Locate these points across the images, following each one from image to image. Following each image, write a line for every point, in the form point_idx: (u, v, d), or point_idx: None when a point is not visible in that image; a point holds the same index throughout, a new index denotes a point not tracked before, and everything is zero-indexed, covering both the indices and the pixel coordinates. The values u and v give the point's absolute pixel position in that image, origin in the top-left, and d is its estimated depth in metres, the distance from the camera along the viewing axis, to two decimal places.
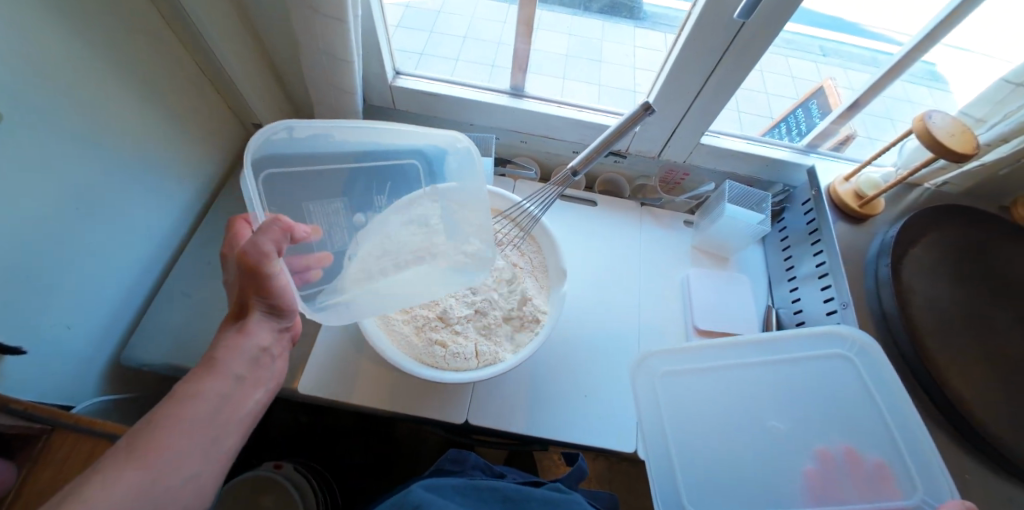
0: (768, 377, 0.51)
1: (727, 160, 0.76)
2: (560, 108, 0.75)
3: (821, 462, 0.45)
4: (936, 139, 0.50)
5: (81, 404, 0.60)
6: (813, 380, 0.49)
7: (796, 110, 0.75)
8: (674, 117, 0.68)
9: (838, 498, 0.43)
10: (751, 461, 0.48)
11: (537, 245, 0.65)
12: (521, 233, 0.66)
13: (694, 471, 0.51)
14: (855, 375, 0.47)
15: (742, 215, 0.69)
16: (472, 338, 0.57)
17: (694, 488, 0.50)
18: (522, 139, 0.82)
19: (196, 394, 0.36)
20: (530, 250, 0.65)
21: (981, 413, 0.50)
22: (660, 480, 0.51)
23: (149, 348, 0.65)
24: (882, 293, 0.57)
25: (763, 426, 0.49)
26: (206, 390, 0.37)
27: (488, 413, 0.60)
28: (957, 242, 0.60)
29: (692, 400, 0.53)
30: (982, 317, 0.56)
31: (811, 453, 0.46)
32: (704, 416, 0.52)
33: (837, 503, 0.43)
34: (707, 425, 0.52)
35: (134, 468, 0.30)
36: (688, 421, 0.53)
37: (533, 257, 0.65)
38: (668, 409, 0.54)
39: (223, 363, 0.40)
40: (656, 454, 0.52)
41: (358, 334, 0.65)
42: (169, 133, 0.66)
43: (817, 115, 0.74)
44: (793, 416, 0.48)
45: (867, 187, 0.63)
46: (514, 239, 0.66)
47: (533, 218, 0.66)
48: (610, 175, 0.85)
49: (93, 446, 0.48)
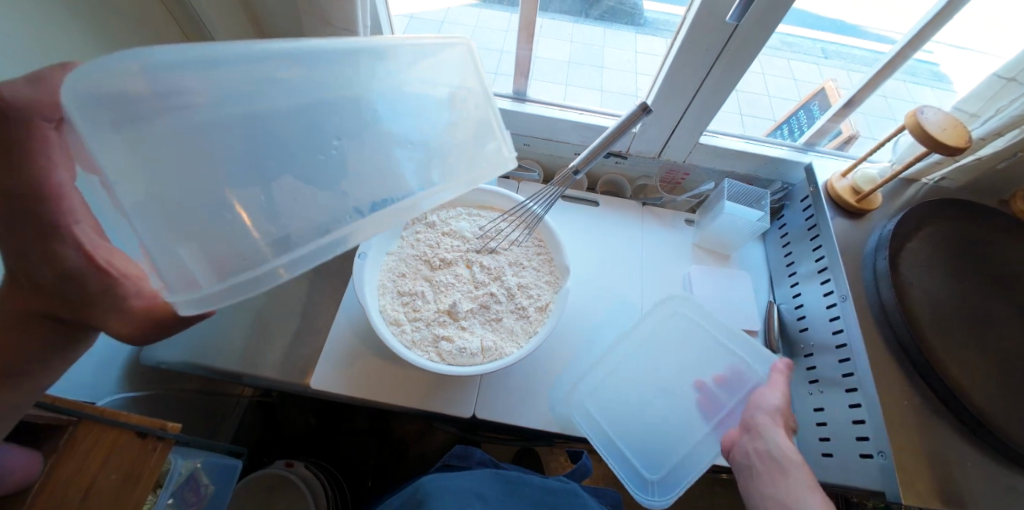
0: (641, 344, 0.66)
1: (726, 159, 0.78)
2: (562, 111, 0.77)
3: (701, 390, 0.62)
4: (927, 133, 0.52)
5: (102, 399, 0.62)
6: (663, 333, 0.66)
7: (797, 111, 0.77)
8: (673, 117, 0.70)
9: (720, 407, 0.60)
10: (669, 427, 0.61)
11: (543, 243, 0.67)
12: (526, 231, 0.68)
13: (646, 453, 0.60)
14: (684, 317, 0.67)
15: (741, 212, 0.71)
16: (475, 332, 0.58)
17: (651, 464, 0.59)
18: (526, 142, 0.84)
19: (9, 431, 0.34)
20: (537, 247, 0.67)
21: (981, 402, 0.51)
22: (624, 468, 0.59)
23: (166, 346, 0.67)
24: (880, 285, 0.58)
25: (666, 394, 0.62)
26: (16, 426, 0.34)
27: (494, 408, 0.61)
28: (954, 236, 0.61)
29: (613, 392, 0.63)
30: (980, 308, 0.57)
31: (693, 387, 0.63)
32: (629, 403, 0.62)
33: (721, 412, 0.60)
34: (633, 409, 0.62)
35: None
36: (620, 410, 0.62)
37: (537, 251, 0.67)
38: (598, 405, 0.62)
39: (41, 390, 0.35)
40: (610, 449, 0.60)
41: (367, 332, 0.67)
42: None
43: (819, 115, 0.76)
44: (677, 371, 0.64)
45: (864, 182, 0.65)
46: (519, 238, 0.67)
47: (537, 218, 0.67)
48: (612, 176, 0.87)
49: (116, 435, 0.48)
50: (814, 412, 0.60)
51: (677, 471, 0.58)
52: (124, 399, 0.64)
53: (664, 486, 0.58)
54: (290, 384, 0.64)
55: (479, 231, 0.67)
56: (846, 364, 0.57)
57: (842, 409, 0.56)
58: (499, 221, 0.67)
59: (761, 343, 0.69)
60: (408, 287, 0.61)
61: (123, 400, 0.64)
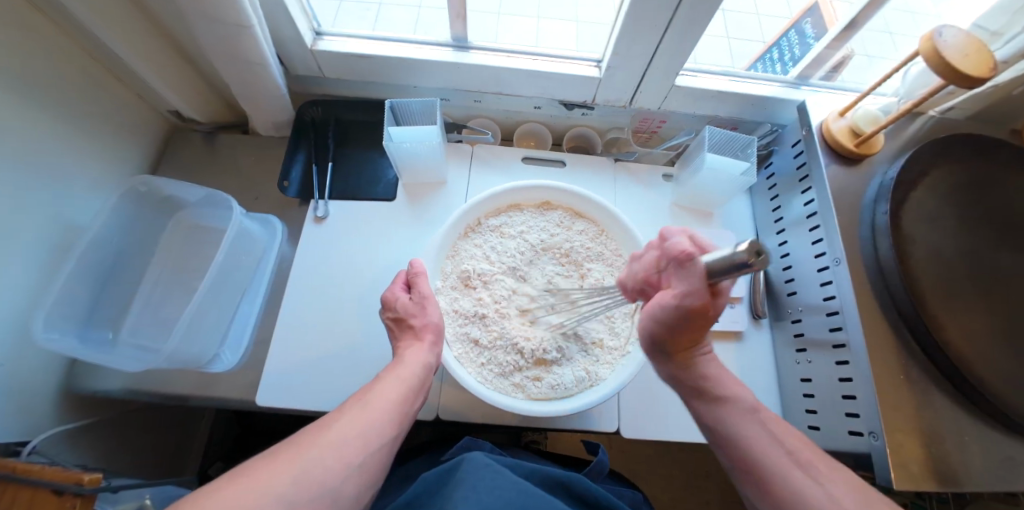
0: None
1: (707, 102, 0.67)
2: (512, 58, 0.65)
3: None
4: (945, 61, 0.42)
5: (40, 437, 0.55)
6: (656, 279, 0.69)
7: (789, 31, 0.65)
8: (643, 56, 0.58)
9: None
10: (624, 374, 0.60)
11: (611, 245, 0.62)
12: (594, 231, 0.62)
13: (614, 400, 0.58)
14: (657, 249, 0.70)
15: (725, 165, 0.62)
16: (544, 361, 0.54)
17: (625, 406, 0.58)
18: (477, 98, 0.72)
19: None
20: (596, 248, 0.61)
21: (983, 371, 0.46)
22: (601, 417, 0.57)
23: (99, 373, 0.60)
24: (878, 243, 0.51)
25: None
26: None
27: (460, 408, 0.57)
28: (963, 179, 0.54)
29: None
30: (985, 261, 0.51)
31: None
32: None
33: None
34: None
35: (288, 460, 0.36)
36: None
37: (597, 255, 0.61)
38: None
39: None
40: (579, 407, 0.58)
41: (314, 337, 0.60)
42: (61, 132, 0.56)
43: (811, 37, 0.63)
44: None
45: (865, 123, 0.55)
46: (578, 235, 0.62)
47: (605, 212, 0.61)
48: (579, 130, 0.77)
49: (31, 493, 0.43)
50: (802, 382, 0.56)
51: (652, 405, 0.58)
52: (63, 432, 0.58)
53: (639, 425, 0.57)
54: (238, 402, 0.58)
55: (530, 240, 0.61)
56: (836, 333, 0.52)
57: (832, 382, 0.52)
58: (562, 221, 0.63)
59: (747, 308, 0.64)
60: (459, 311, 0.56)
61: (58, 434, 0.57)
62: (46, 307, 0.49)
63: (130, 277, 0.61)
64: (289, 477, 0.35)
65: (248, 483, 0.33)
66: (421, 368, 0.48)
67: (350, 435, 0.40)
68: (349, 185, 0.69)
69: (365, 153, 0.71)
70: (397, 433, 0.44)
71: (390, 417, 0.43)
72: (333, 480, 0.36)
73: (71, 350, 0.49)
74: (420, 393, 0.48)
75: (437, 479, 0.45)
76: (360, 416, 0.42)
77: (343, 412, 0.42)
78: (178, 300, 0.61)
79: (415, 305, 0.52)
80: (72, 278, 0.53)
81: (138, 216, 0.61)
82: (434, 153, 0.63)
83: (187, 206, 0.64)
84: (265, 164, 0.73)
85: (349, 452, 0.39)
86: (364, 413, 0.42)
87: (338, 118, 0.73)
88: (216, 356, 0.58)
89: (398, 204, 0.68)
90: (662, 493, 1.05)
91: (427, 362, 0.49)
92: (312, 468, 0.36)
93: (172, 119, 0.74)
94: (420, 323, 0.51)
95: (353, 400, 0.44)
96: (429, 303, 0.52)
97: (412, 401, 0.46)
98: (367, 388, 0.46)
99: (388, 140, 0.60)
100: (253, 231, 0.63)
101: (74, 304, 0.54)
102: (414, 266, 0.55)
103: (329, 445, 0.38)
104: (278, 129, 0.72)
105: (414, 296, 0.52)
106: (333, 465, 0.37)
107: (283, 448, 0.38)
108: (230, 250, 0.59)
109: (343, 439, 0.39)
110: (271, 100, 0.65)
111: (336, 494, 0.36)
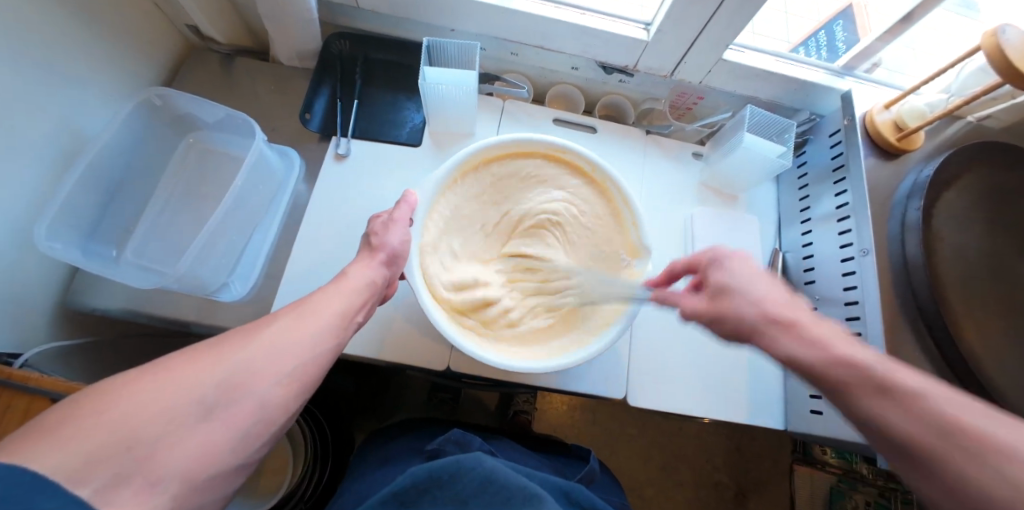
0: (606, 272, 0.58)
1: (749, 81, 0.65)
2: (559, 9, 0.61)
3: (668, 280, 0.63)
4: (1008, 61, 0.41)
5: (32, 350, 0.53)
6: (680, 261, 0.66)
7: (818, 31, 0.64)
8: (698, 22, 0.56)
9: None
10: (638, 345, 0.60)
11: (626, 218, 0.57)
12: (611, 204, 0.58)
13: (629, 372, 0.59)
14: (685, 234, 0.67)
15: (762, 148, 0.61)
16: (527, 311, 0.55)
17: (637, 376, 0.59)
18: (514, 51, 0.69)
19: (170, 372, 0.31)
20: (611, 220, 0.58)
21: (990, 369, 0.49)
22: (612, 382, 0.58)
23: (96, 293, 0.57)
24: (907, 240, 0.52)
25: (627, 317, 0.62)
26: (163, 372, 0.31)
27: (473, 361, 0.58)
28: (991, 187, 0.55)
29: None
30: (1005, 267, 0.53)
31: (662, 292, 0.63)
32: None
33: None
34: None
35: (212, 359, 0.33)
36: None
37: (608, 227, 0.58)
38: None
39: (214, 346, 0.34)
40: (592, 370, 0.59)
41: (330, 278, 0.59)
42: (67, 29, 0.51)
43: (842, 36, 0.64)
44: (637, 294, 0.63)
45: (910, 117, 0.55)
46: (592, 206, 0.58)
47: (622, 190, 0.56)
48: (612, 98, 0.76)
49: (29, 401, 0.41)
50: None
51: (662, 377, 0.60)
52: (57, 348, 0.56)
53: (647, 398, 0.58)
54: None
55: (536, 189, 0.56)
56: (853, 323, 0.52)
57: None
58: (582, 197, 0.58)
59: None
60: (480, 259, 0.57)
61: (50, 351, 0.55)
62: (48, 214, 0.46)
63: (136, 197, 0.57)
64: (211, 378, 0.32)
65: (161, 380, 0.30)
66: (369, 285, 0.46)
67: (285, 341, 0.37)
68: (373, 126, 0.66)
69: (390, 97, 0.68)
70: (341, 343, 0.42)
71: (330, 329, 0.40)
72: (260, 386, 0.34)
73: (74, 260, 0.46)
74: (364, 309, 0.45)
75: (438, 471, 0.39)
76: (299, 323, 0.39)
77: (280, 317, 0.39)
78: (186, 224, 0.58)
79: (382, 226, 0.49)
80: (79, 188, 0.49)
81: (148, 132, 0.57)
82: (471, 102, 0.60)
83: (202, 127, 0.61)
84: (287, 96, 0.70)
85: (282, 361, 0.36)
86: (301, 322, 0.39)
87: (366, 57, 0.70)
88: (224, 286, 0.56)
89: (423, 152, 0.66)
90: (638, 473, 1.09)
91: (376, 279, 0.46)
92: (238, 372, 0.33)
93: (191, 38, 0.70)
94: (378, 243, 0.48)
95: (292, 306, 0.41)
96: (395, 226, 0.49)
97: (355, 314, 0.44)
98: (310, 296, 0.43)
99: (422, 80, 0.57)
100: (273, 163, 0.60)
101: (76, 213, 0.50)
102: (405, 196, 0.51)
103: (259, 351, 0.35)
104: (301, 59, 0.68)
105: (386, 217, 0.50)
106: (260, 371, 0.34)
107: (206, 347, 0.34)
108: (250, 178, 0.57)
109: (278, 347, 0.36)
110: (300, 27, 0.61)
111: (264, 401, 0.34)
